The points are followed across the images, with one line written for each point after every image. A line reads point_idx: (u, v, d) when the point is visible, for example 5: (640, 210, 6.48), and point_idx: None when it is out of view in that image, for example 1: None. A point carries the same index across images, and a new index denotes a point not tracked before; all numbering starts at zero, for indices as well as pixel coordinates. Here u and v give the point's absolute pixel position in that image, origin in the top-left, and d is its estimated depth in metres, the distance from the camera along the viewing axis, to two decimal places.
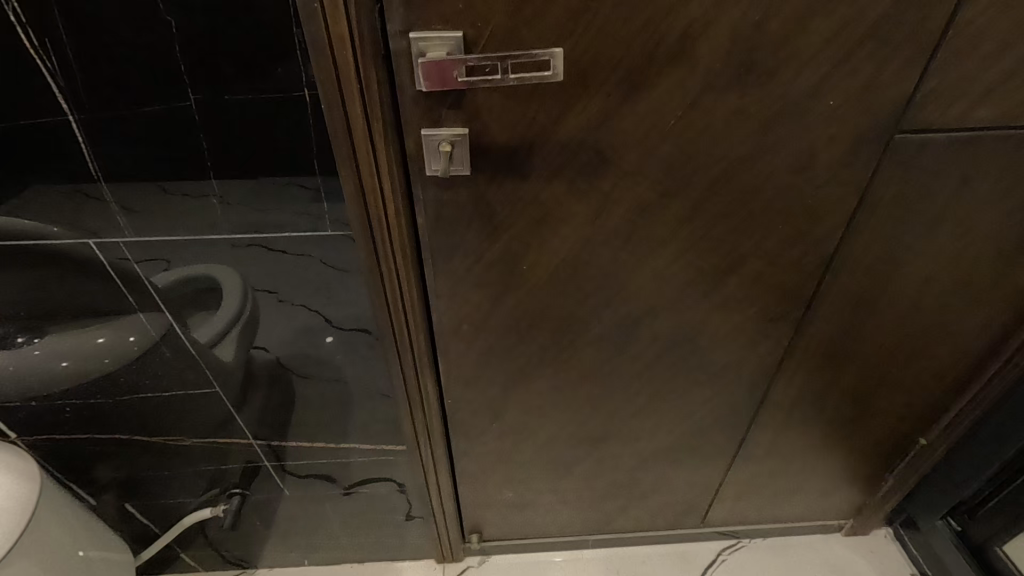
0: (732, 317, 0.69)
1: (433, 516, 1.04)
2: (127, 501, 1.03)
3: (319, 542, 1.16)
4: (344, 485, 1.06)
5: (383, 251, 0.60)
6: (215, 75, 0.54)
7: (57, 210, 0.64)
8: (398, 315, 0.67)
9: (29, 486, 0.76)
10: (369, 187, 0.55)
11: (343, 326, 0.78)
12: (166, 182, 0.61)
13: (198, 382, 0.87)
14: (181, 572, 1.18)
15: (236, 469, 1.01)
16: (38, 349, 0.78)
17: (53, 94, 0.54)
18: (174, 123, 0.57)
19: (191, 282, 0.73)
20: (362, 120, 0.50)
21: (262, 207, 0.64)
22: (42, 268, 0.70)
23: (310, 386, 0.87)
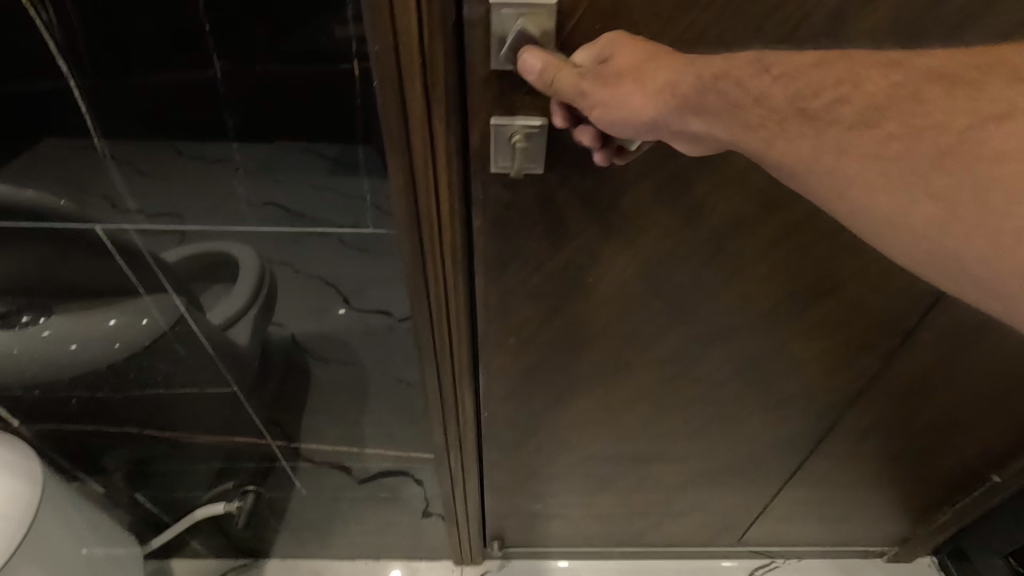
0: (812, 343, 0.63)
1: (456, 519, 0.99)
2: (136, 490, 1.00)
3: (334, 538, 1.12)
4: (358, 478, 1.00)
5: (429, 251, 0.53)
6: (246, 39, 0.45)
7: (65, 180, 0.57)
8: (440, 319, 0.60)
9: (31, 488, 0.76)
10: (421, 179, 0.48)
11: (364, 309, 0.71)
12: (183, 144, 0.53)
13: (214, 381, 0.82)
14: (191, 558, 1.16)
15: (249, 465, 0.97)
16: (47, 330, 0.72)
17: (50, 53, 0.46)
18: (194, 94, 0.49)
19: (207, 258, 0.65)
20: (422, 101, 0.44)
21: (283, 179, 0.55)
22: (46, 241, 0.63)
23: (327, 369, 0.81)
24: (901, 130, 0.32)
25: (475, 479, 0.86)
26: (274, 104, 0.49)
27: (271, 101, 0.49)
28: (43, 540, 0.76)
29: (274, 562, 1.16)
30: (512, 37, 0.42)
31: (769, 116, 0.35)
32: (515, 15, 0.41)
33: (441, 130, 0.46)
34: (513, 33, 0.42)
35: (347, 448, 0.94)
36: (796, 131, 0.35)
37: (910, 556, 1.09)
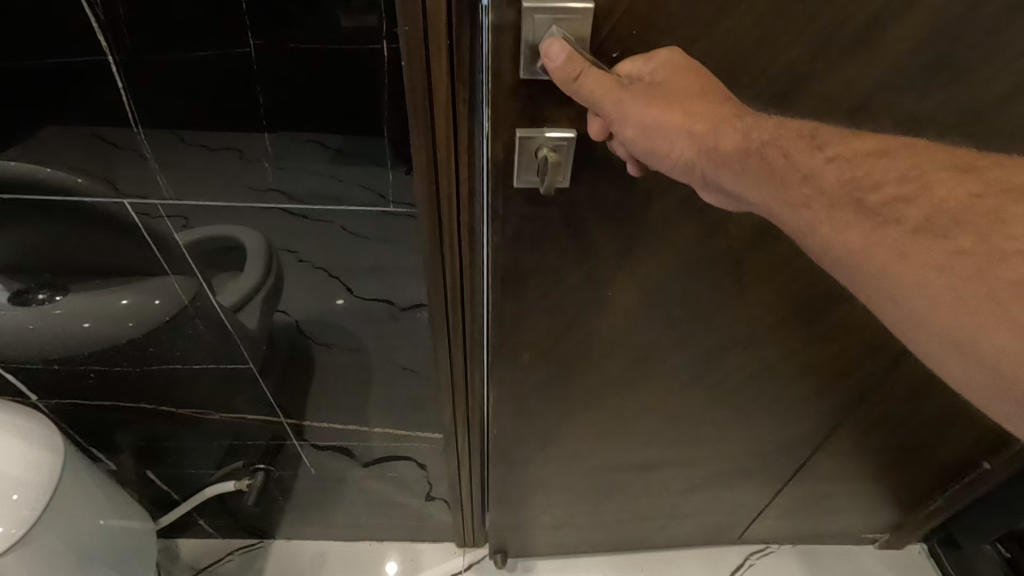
0: (821, 349, 0.64)
1: (461, 500, 1.04)
2: (146, 467, 1.02)
3: (340, 518, 1.14)
4: (362, 462, 1.02)
5: (449, 233, 0.55)
6: (279, 17, 0.47)
7: (87, 159, 0.58)
8: (455, 307, 0.61)
9: (53, 459, 0.81)
10: (445, 162, 0.50)
11: (367, 296, 0.72)
12: (215, 125, 0.54)
13: (232, 356, 0.83)
14: (199, 536, 1.18)
15: (258, 447, 0.99)
16: (60, 307, 0.74)
17: (90, 26, 0.48)
18: (225, 71, 0.50)
19: (213, 244, 0.67)
20: (446, 86, 0.45)
21: (303, 165, 0.57)
22: (63, 219, 0.64)
23: (331, 355, 0.82)
24: (974, 241, 0.36)
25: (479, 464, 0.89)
26: (304, 83, 0.51)
27: (295, 84, 0.51)
28: (60, 517, 0.79)
29: (280, 541, 1.19)
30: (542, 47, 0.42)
31: (829, 202, 0.40)
32: (550, 21, 0.41)
33: (464, 113, 0.47)
34: (544, 40, 0.42)
35: (352, 433, 0.96)
36: (851, 218, 0.39)
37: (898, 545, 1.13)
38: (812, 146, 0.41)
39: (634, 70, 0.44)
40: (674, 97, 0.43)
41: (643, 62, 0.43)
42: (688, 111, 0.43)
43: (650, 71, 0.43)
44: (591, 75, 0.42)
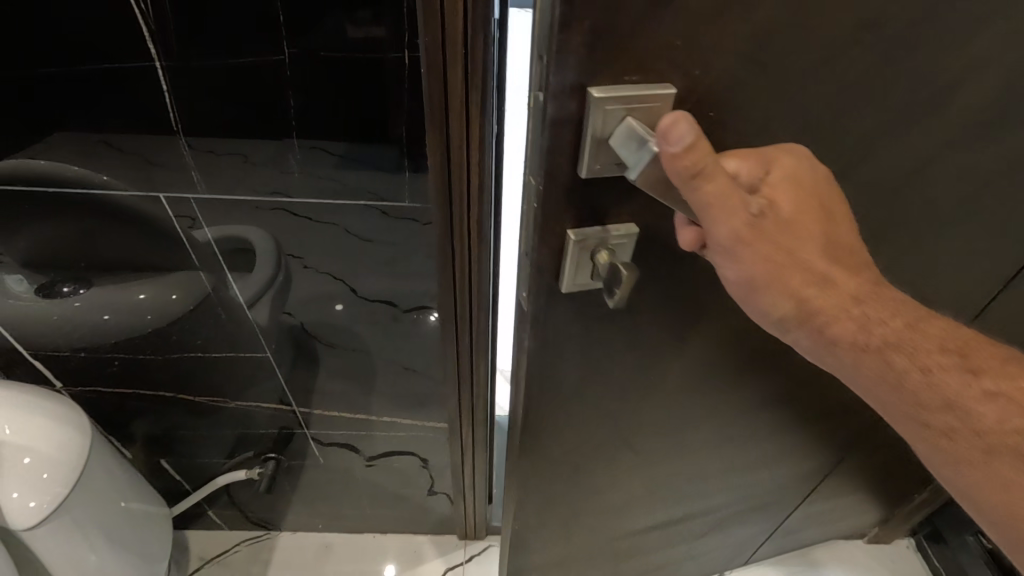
0: (791, 371, 0.69)
1: (463, 489, 1.10)
2: (159, 456, 1.07)
3: (346, 512, 1.18)
4: (366, 457, 1.08)
5: (456, 220, 0.67)
6: (316, 32, 0.57)
7: (131, 161, 0.68)
8: (461, 291, 0.75)
9: (81, 441, 0.86)
10: (454, 156, 0.61)
11: (370, 297, 0.85)
12: (258, 123, 0.64)
13: (249, 344, 0.92)
14: (204, 529, 1.22)
15: (270, 435, 1.04)
16: (79, 302, 0.83)
17: (145, 38, 0.57)
18: (268, 76, 0.60)
19: (223, 244, 0.78)
20: (460, 91, 0.56)
21: (330, 176, 0.69)
22: (91, 218, 0.74)
23: (334, 355, 0.92)
24: None
25: (483, 449, 1.02)
26: (337, 87, 0.61)
27: (329, 88, 0.61)
28: (85, 495, 0.84)
29: (285, 533, 1.22)
30: (624, 142, 0.40)
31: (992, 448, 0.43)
32: (621, 112, 0.40)
33: (476, 115, 0.57)
34: (619, 132, 0.40)
35: (360, 426, 1.03)
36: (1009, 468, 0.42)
37: (853, 526, 1.24)
38: (965, 370, 0.44)
39: (735, 167, 0.41)
40: (783, 236, 0.41)
41: (743, 161, 0.42)
42: (798, 264, 0.41)
43: (747, 170, 0.41)
44: (715, 163, 0.38)
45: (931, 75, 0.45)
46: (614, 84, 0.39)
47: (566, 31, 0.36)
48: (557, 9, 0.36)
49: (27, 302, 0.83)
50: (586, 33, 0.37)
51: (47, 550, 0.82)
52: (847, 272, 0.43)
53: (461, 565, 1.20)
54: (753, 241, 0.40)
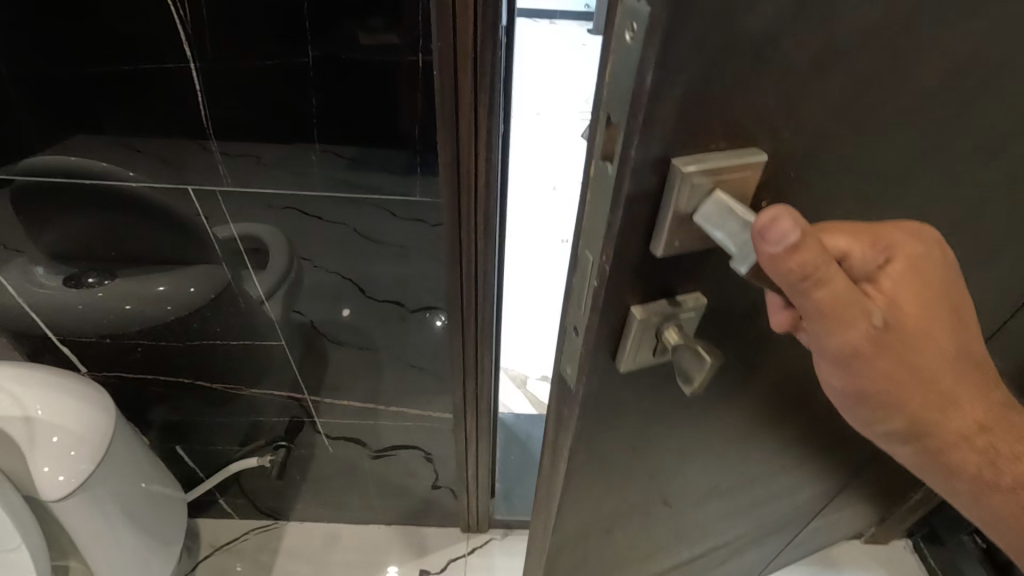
0: (810, 412, 0.66)
1: (465, 481, 1.13)
2: (175, 444, 1.11)
3: (352, 503, 1.21)
4: (372, 452, 1.11)
5: (465, 215, 0.72)
6: (335, 36, 0.62)
7: (163, 156, 0.73)
8: (469, 282, 0.79)
9: (106, 421, 0.90)
10: (463, 152, 0.66)
11: (378, 298, 0.88)
12: (280, 122, 0.69)
13: (264, 332, 0.94)
14: (214, 520, 1.23)
15: (281, 424, 1.08)
16: (102, 292, 0.86)
17: (181, 41, 0.63)
18: (290, 77, 0.65)
19: (241, 244, 0.82)
20: (469, 94, 0.61)
21: (354, 181, 0.74)
22: (118, 210, 0.78)
23: (344, 351, 0.96)
24: None
25: (485, 439, 1.04)
26: (354, 88, 0.66)
27: (346, 90, 0.66)
28: (109, 471, 0.89)
29: (293, 523, 1.23)
30: (717, 217, 0.35)
31: None
32: (710, 186, 0.35)
33: (484, 117, 0.63)
34: (705, 207, 0.35)
35: (365, 417, 1.05)
36: None
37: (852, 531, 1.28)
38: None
39: (846, 246, 0.34)
40: (895, 341, 0.36)
41: (855, 239, 0.35)
42: (903, 371, 0.37)
43: (859, 249, 0.35)
44: (834, 268, 0.32)
45: (1000, 113, 0.41)
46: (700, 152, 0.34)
47: (653, 99, 0.31)
48: (649, 80, 0.30)
49: (53, 291, 0.86)
50: (674, 105, 0.31)
51: (75, 522, 0.86)
52: (955, 379, 0.38)
53: (463, 558, 1.21)
54: (860, 347, 0.35)
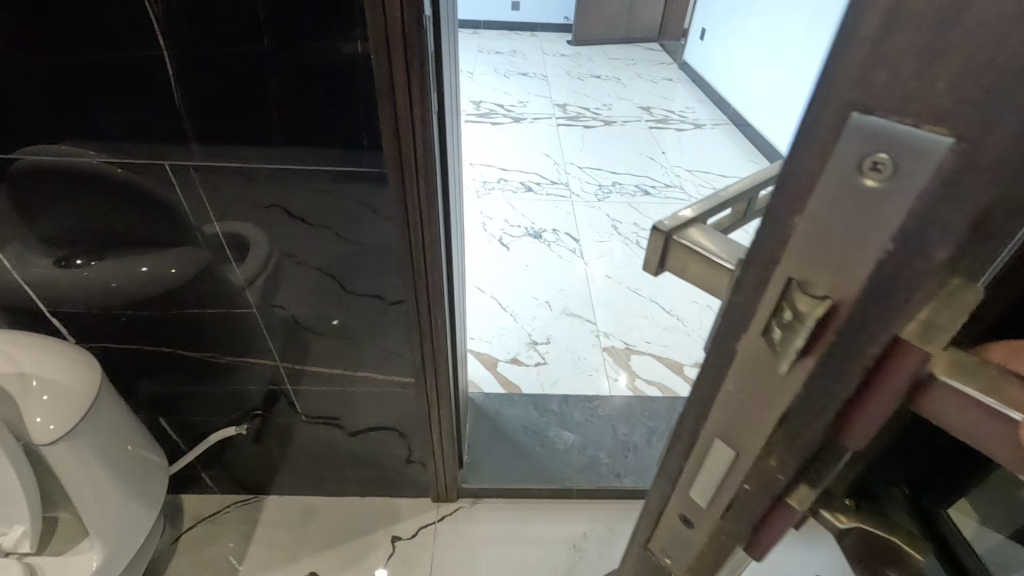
0: None
1: (435, 449, 1.17)
2: (160, 416, 1.12)
3: (329, 472, 1.25)
4: (349, 432, 1.17)
5: (409, 187, 0.73)
6: (292, 28, 0.61)
7: (148, 147, 0.72)
8: (417, 246, 0.81)
9: (93, 377, 0.80)
10: (403, 130, 0.67)
11: (357, 291, 0.91)
12: (246, 108, 0.68)
13: (238, 302, 0.93)
14: (199, 494, 1.28)
15: (257, 392, 1.09)
16: (90, 271, 0.87)
17: (152, 30, 0.62)
18: (251, 64, 0.64)
19: (231, 241, 0.84)
20: (403, 75, 0.63)
21: (323, 183, 0.75)
22: (102, 195, 0.78)
23: (322, 342, 1.00)
24: None
25: (449, 406, 1.09)
26: (322, 81, 0.65)
27: (312, 83, 0.65)
28: (100, 424, 0.80)
29: (274, 496, 1.29)
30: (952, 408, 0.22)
31: None
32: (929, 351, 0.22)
33: (418, 95, 0.64)
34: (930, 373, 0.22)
35: (346, 402, 1.11)
36: None
37: None
38: None
39: None
40: None
41: None
42: None
43: None
44: None
45: None
46: (715, 251, 0.31)
47: (935, 280, 0.20)
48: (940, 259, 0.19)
49: (39, 270, 0.87)
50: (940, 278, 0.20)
51: (66, 478, 0.77)
52: None
53: (433, 524, 1.25)
54: None
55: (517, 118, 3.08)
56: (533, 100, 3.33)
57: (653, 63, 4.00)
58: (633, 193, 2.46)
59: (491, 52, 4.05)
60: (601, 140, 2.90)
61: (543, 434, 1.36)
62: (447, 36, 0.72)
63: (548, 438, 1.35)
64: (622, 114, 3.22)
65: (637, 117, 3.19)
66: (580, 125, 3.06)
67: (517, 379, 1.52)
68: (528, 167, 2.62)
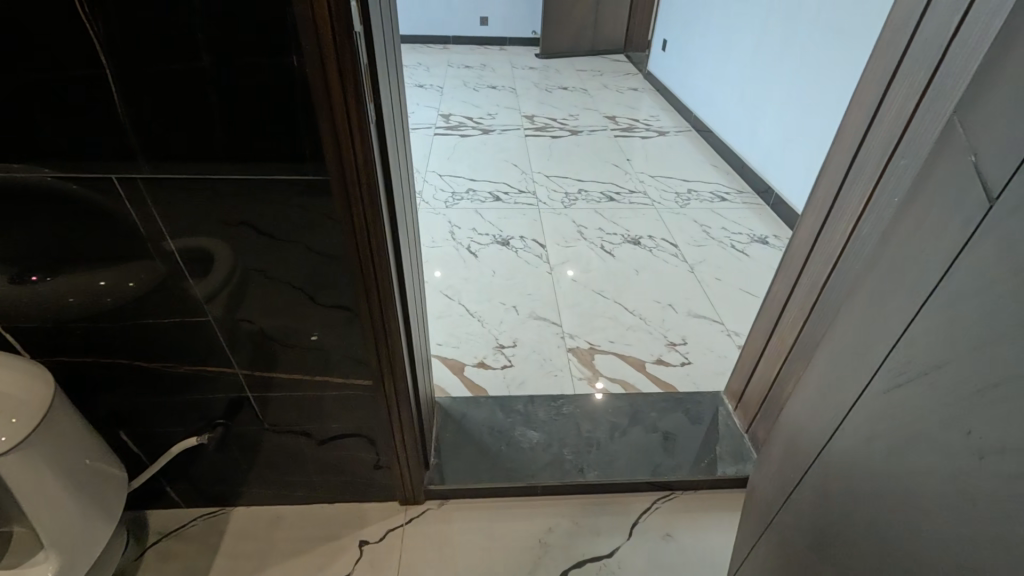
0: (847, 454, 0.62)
1: (399, 452, 1.19)
2: (120, 430, 1.13)
3: (295, 481, 1.26)
4: (317, 440, 1.18)
5: (352, 192, 0.77)
6: (229, 44, 0.65)
7: (96, 162, 0.75)
8: (364, 249, 0.84)
9: (45, 391, 0.82)
10: (341, 136, 0.71)
11: (324, 303, 0.93)
12: (189, 121, 0.71)
13: (192, 311, 0.95)
14: (165, 508, 1.28)
15: (219, 402, 1.10)
16: (46, 286, 0.88)
17: (94, 48, 0.65)
18: (192, 79, 0.67)
19: (184, 254, 0.86)
20: (337, 85, 0.67)
21: (269, 193, 0.78)
22: (54, 211, 0.79)
23: (290, 353, 1.02)
24: None
25: (409, 407, 1.11)
26: (260, 94, 0.68)
27: (251, 96, 0.69)
28: (51, 436, 0.80)
29: (240, 507, 1.29)
30: None
31: None
32: None
33: (354, 102, 0.69)
34: None
35: (310, 410, 1.13)
36: None
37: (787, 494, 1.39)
38: None
39: None
40: None
41: None
42: None
43: None
44: None
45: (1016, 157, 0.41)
46: None
47: None
48: None
49: None
50: None
51: (20, 492, 0.77)
52: None
53: (400, 527, 1.26)
54: None
55: (486, 130, 3.14)
56: (501, 112, 3.39)
57: (618, 74, 4.12)
58: (599, 199, 2.52)
59: (460, 67, 4.12)
60: (568, 150, 2.97)
61: (509, 433, 1.39)
62: (383, 48, 0.76)
63: (514, 437, 1.39)
64: (589, 124, 3.30)
65: (603, 127, 3.28)
66: (548, 135, 3.14)
67: (483, 382, 1.56)
68: (497, 177, 2.68)
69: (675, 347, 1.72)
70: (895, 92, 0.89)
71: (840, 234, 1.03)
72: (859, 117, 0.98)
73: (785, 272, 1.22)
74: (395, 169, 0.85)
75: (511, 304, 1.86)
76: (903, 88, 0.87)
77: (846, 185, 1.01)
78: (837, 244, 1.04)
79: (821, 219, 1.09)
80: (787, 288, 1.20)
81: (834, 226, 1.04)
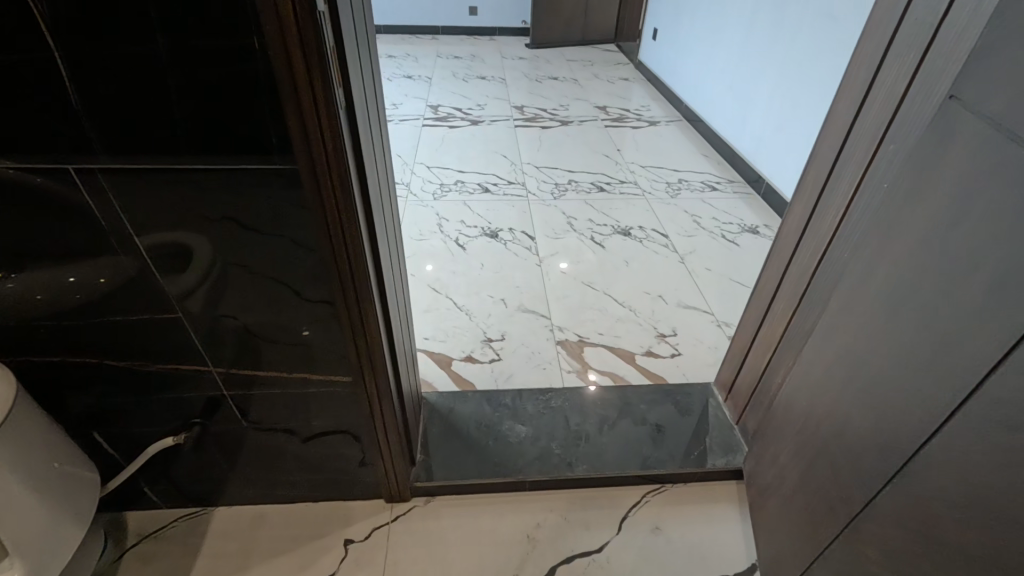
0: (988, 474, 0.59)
1: (380, 445, 1.16)
2: (96, 430, 1.09)
3: (278, 479, 1.24)
4: (302, 438, 1.16)
5: (319, 181, 0.74)
6: (185, 25, 0.61)
7: (50, 152, 0.71)
8: (337, 241, 0.81)
9: (8, 392, 0.79)
10: (302, 123, 0.68)
11: (309, 299, 0.90)
12: (146, 108, 0.67)
13: (166, 308, 0.91)
14: (144, 509, 1.25)
15: (197, 401, 1.07)
16: (10, 284, 0.84)
17: (40, 29, 0.61)
18: (149, 63, 0.64)
19: (156, 249, 0.83)
20: (300, 67, 0.64)
21: (235, 183, 0.75)
22: (14, 205, 0.76)
23: (274, 351, 0.99)
24: None
25: (392, 404, 1.09)
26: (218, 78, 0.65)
27: (211, 81, 0.65)
28: (15, 440, 0.77)
29: (222, 507, 1.27)
30: None
31: None
32: None
33: (320, 87, 0.66)
34: None
35: (292, 407, 1.10)
36: None
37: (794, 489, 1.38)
38: None
39: None
40: None
41: None
42: None
43: None
44: None
45: None
46: None
47: None
48: None
49: None
50: None
51: None
52: None
53: (387, 525, 1.24)
54: None
55: (475, 121, 3.10)
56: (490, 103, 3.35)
57: (609, 64, 4.08)
58: (589, 190, 2.50)
59: (449, 57, 4.06)
60: (558, 141, 2.94)
61: (496, 428, 1.37)
62: (352, 30, 0.73)
63: (502, 432, 1.37)
64: (579, 114, 3.26)
65: (593, 117, 3.24)
66: (537, 126, 3.10)
67: (470, 376, 1.54)
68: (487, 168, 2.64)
69: (665, 339, 1.70)
70: (885, 75, 0.87)
71: (829, 222, 1.01)
72: (848, 101, 0.95)
73: (774, 261, 1.20)
74: (368, 157, 0.82)
75: (500, 297, 1.83)
76: (893, 71, 0.85)
77: (834, 172, 0.99)
78: (827, 232, 1.02)
79: (810, 206, 1.07)
80: (777, 277, 1.18)
81: (824, 213, 1.02)
